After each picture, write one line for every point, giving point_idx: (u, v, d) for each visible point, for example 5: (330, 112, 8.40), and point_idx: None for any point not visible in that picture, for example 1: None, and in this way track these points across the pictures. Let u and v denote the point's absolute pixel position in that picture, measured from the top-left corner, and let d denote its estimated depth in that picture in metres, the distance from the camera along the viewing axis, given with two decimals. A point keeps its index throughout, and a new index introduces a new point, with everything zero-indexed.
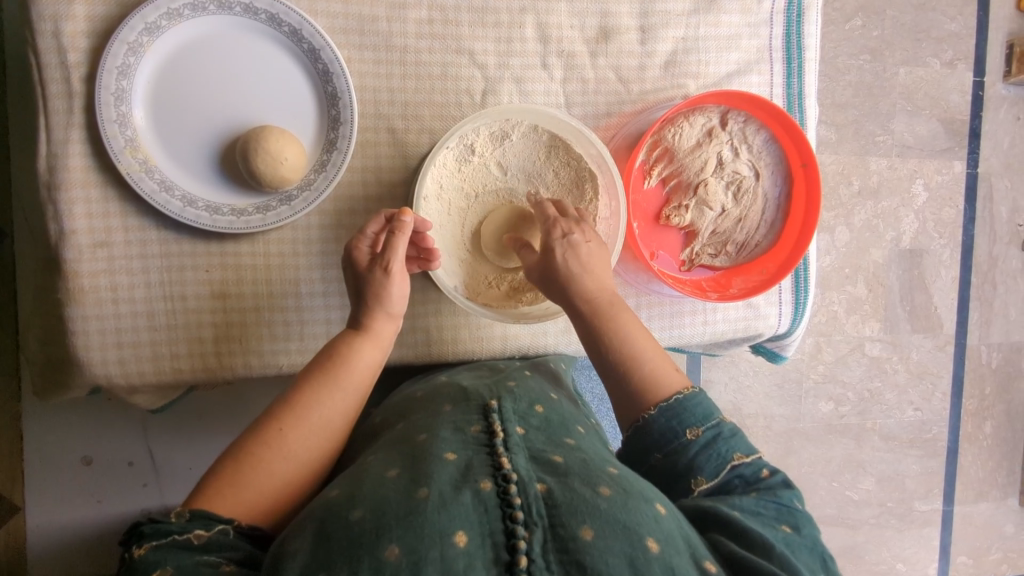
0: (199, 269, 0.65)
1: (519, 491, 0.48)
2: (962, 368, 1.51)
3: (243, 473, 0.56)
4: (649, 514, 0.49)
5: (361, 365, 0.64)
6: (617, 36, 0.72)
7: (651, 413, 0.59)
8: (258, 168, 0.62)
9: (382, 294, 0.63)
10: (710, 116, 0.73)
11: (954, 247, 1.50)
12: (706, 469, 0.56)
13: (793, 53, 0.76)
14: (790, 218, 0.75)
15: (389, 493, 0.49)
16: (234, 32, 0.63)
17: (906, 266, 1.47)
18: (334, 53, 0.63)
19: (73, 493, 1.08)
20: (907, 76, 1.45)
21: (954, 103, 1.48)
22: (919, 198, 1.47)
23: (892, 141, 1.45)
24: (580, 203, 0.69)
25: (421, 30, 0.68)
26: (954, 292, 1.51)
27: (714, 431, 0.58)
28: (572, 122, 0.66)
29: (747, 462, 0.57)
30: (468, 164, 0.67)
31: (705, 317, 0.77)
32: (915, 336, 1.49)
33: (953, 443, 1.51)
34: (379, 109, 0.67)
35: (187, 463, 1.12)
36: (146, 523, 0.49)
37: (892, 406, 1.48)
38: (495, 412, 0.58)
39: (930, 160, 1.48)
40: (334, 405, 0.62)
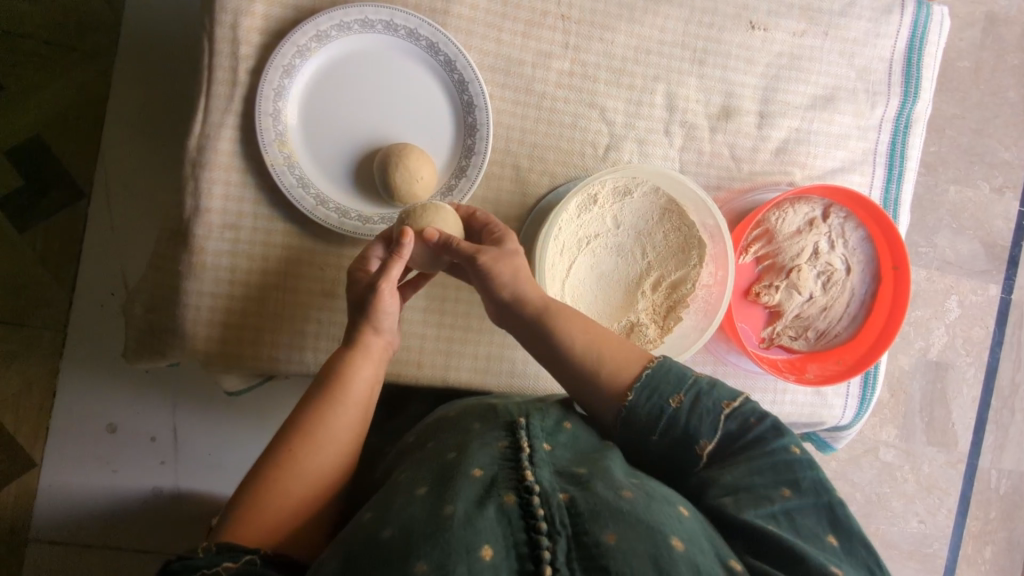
0: (316, 266, 0.68)
1: (542, 502, 0.50)
2: (969, 489, 1.51)
3: (263, 499, 0.57)
4: (672, 516, 0.51)
5: (359, 379, 0.64)
6: (737, 117, 0.76)
7: (631, 399, 0.61)
8: (394, 181, 0.65)
9: (376, 320, 0.63)
10: (812, 206, 0.76)
11: (979, 366, 1.52)
12: (704, 431, 0.59)
13: (896, 161, 0.80)
14: (874, 314, 0.77)
15: (415, 509, 0.50)
16: (392, 51, 0.67)
17: (930, 376, 1.50)
18: (481, 88, 0.67)
19: (89, 458, 1.08)
20: (956, 194, 1.51)
21: (997, 228, 1.53)
22: (951, 312, 1.50)
23: (934, 255, 1.50)
24: (683, 267, 0.70)
25: (560, 81, 0.71)
26: (972, 412, 1.52)
27: (694, 391, 0.61)
28: (699, 193, 0.69)
29: (733, 412, 0.60)
30: (588, 213, 0.68)
31: (775, 396, 0.78)
32: (929, 448, 1.50)
33: (951, 562, 1.50)
34: (509, 145, 0.71)
35: (208, 448, 1.12)
36: (174, 559, 0.49)
37: (897, 514, 1.48)
38: (522, 429, 0.58)
39: (967, 279, 1.51)
40: (339, 420, 0.63)
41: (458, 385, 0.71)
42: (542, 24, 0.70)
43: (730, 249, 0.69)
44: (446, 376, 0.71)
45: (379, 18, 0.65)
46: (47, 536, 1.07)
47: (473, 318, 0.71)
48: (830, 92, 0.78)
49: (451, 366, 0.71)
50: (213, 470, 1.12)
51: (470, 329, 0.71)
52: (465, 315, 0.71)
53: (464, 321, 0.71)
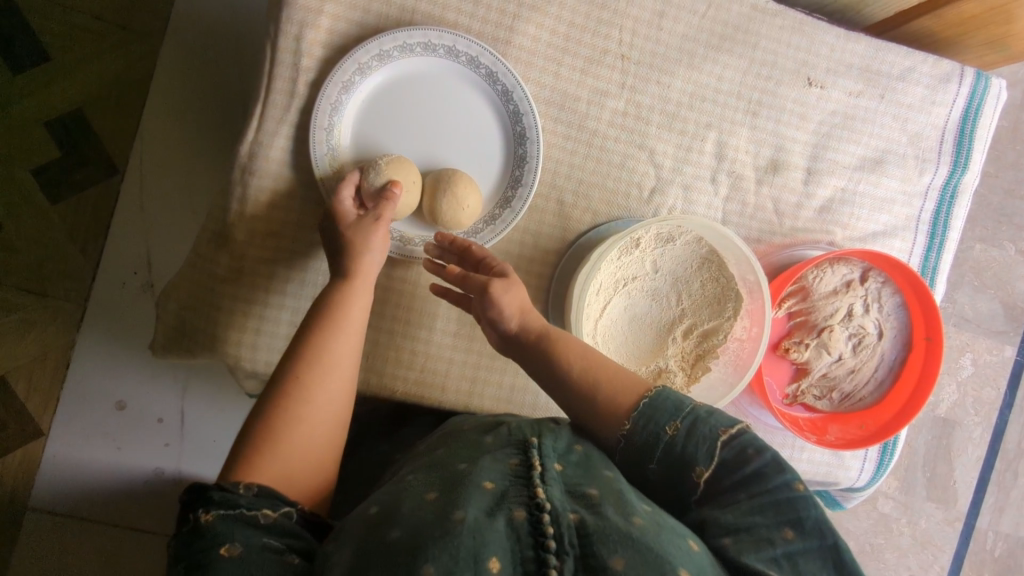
0: None
1: (553, 521, 0.49)
2: (965, 548, 1.50)
3: (269, 444, 0.57)
4: (680, 547, 0.49)
5: (353, 310, 0.62)
6: (784, 171, 0.76)
7: (628, 427, 0.59)
8: (439, 206, 0.65)
9: (363, 242, 0.62)
10: (851, 266, 0.75)
11: (986, 427, 1.51)
12: (700, 458, 0.56)
13: (938, 231, 0.80)
14: (901, 382, 0.76)
15: (424, 517, 0.49)
16: (450, 76, 0.67)
17: (936, 432, 1.49)
18: (535, 121, 0.67)
19: (95, 433, 1.09)
20: (981, 253, 1.51)
21: (1019, 289, 1.51)
22: (965, 370, 1.49)
23: (953, 311, 1.49)
24: (716, 318, 0.70)
25: (613, 120, 0.71)
26: (975, 471, 1.51)
27: (691, 419, 0.58)
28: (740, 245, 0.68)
29: (729, 441, 0.56)
30: (628, 257, 0.68)
31: (792, 453, 0.77)
32: (927, 503, 1.49)
33: None
34: (557, 179, 0.71)
35: (213, 436, 1.13)
36: (214, 490, 0.50)
37: (889, 566, 1.48)
38: (534, 447, 0.57)
39: (983, 339, 1.50)
40: (334, 353, 0.61)
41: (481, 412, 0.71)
42: (602, 62, 0.70)
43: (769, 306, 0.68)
44: (469, 401, 0.70)
45: (442, 42, 0.65)
46: (45, 505, 1.07)
47: None
48: (880, 155, 0.78)
49: (476, 392, 0.70)
50: (215, 458, 1.13)
51: (498, 357, 0.71)
52: None
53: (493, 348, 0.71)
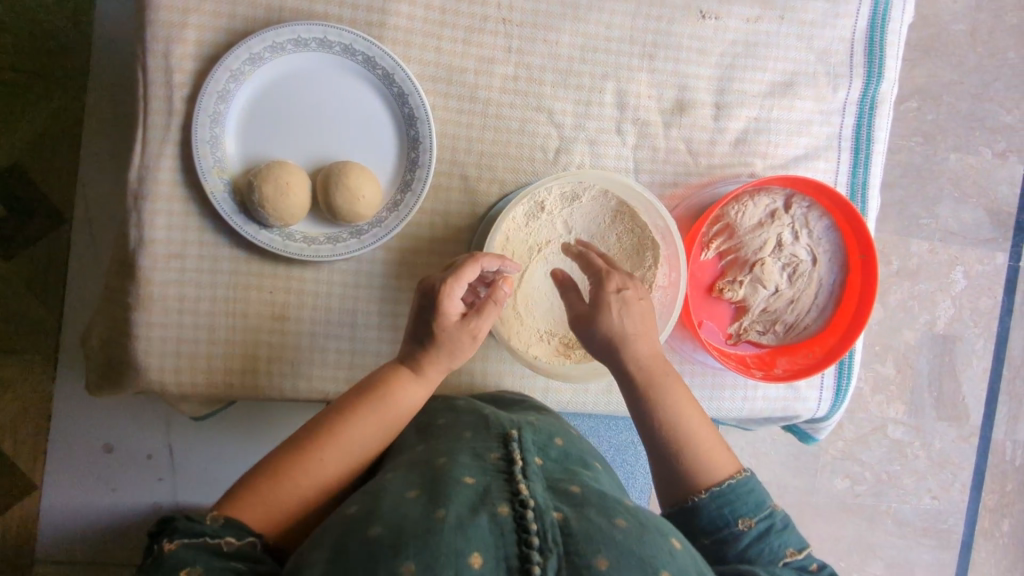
0: (264, 290, 0.67)
1: (536, 518, 0.49)
2: (984, 462, 1.48)
3: (275, 489, 0.56)
4: (664, 549, 0.51)
5: (405, 402, 0.63)
6: (691, 111, 0.74)
7: (701, 498, 0.61)
8: (334, 201, 0.64)
9: (456, 347, 0.62)
10: (772, 195, 0.74)
11: (988, 338, 1.48)
12: (762, 560, 0.57)
13: (862, 144, 0.78)
14: (842, 305, 0.75)
15: (405, 511, 0.50)
16: (328, 68, 0.66)
17: (938, 350, 1.46)
18: (421, 100, 0.66)
19: (89, 478, 1.09)
20: (957, 163, 1.47)
21: (1003, 194, 1.48)
22: (958, 284, 1.46)
23: (937, 226, 1.45)
24: (640, 268, 0.69)
25: (504, 86, 0.70)
26: (984, 383, 1.49)
27: (767, 522, 0.59)
28: (646, 195, 0.67)
29: (798, 558, 0.59)
30: (535, 222, 0.67)
31: (745, 393, 0.77)
32: (939, 423, 1.47)
33: (967, 537, 1.48)
34: (456, 155, 0.69)
35: (203, 463, 1.12)
36: (180, 519, 0.50)
37: (909, 491, 1.46)
38: (515, 441, 0.59)
39: (973, 249, 1.47)
40: (368, 435, 0.61)
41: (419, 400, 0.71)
42: (483, 29, 0.69)
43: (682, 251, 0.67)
44: None
45: (312, 36, 0.64)
46: (55, 554, 1.09)
47: None
48: (789, 78, 0.76)
49: None
50: (210, 485, 1.12)
51: None
52: None
53: None
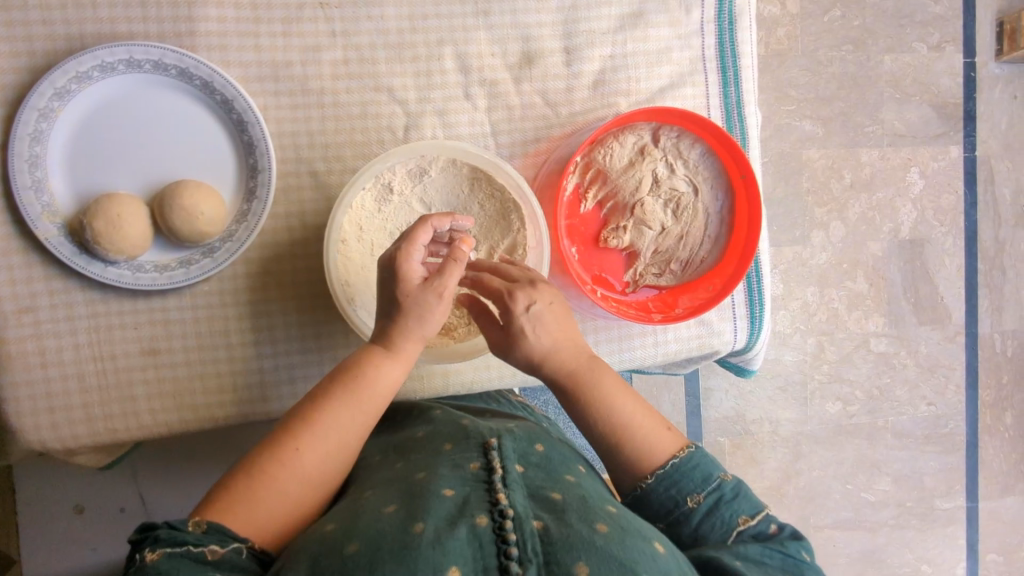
0: (128, 327, 0.65)
1: (515, 527, 0.50)
2: (975, 358, 1.46)
3: (257, 490, 0.55)
4: (646, 553, 0.51)
5: (384, 383, 0.60)
6: (540, 60, 0.71)
7: (648, 484, 0.60)
8: (174, 225, 0.61)
9: (421, 314, 0.58)
10: (639, 131, 0.71)
11: (956, 234, 1.44)
12: (712, 538, 0.58)
13: (728, 61, 0.74)
14: (733, 232, 0.73)
15: (382, 527, 0.51)
16: (144, 88, 0.62)
17: (907, 256, 1.42)
18: (247, 103, 0.63)
19: (67, 542, 1.08)
20: (893, 65, 1.39)
21: (945, 87, 1.41)
22: (916, 186, 1.41)
23: (883, 131, 1.39)
24: (509, 234, 0.67)
25: (335, 72, 0.66)
26: (961, 280, 1.45)
27: (716, 494, 0.59)
28: (490, 157, 0.64)
29: (754, 520, 0.59)
30: (388, 205, 0.64)
31: (657, 338, 0.75)
32: (921, 329, 1.44)
33: (972, 436, 1.47)
34: (299, 153, 0.67)
35: (177, 506, 1.10)
36: (163, 529, 0.50)
37: (904, 402, 1.44)
38: (494, 449, 0.59)
39: (924, 148, 1.41)
40: (351, 424, 0.59)
41: None
42: (301, 17, 0.65)
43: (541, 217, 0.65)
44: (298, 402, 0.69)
45: (117, 57, 0.60)
46: None
47: (309, 339, 0.69)
48: (638, 7, 0.72)
49: (300, 391, 0.69)
50: None
51: (309, 348, 0.69)
52: (301, 336, 0.69)
53: (300, 344, 0.69)
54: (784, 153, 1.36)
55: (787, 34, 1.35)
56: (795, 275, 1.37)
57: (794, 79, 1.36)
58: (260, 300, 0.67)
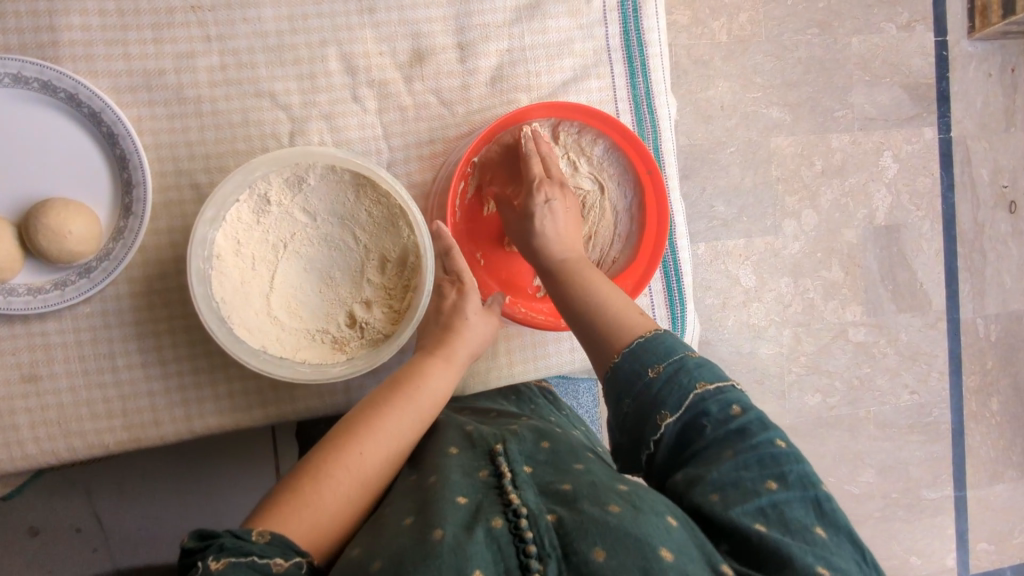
0: (5, 352, 0.62)
1: (531, 524, 0.48)
2: (958, 345, 1.38)
3: (321, 493, 0.55)
4: (661, 526, 0.48)
5: (435, 388, 0.64)
6: (432, 58, 0.68)
7: (617, 360, 0.59)
8: (42, 246, 0.58)
9: (482, 334, 0.67)
10: (536, 127, 0.68)
11: (934, 218, 1.35)
12: (670, 403, 0.55)
13: (635, 51, 0.72)
14: (643, 229, 0.71)
15: (403, 542, 0.48)
16: (6, 104, 0.59)
17: (883, 243, 1.34)
18: (116, 114, 0.60)
19: (16, 567, 0.95)
20: (861, 46, 1.29)
21: (916, 68, 1.32)
22: (889, 169, 1.33)
23: (854, 115, 1.30)
24: (399, 241, 0.64)
25: (212, 79, 0.64)
26: (939, 265, 1.36)
27: (676, 365, 0.57)
28: (362, 162, 0.61)
29: (714, 395, 0.56)
30: (267, 216, 0.61)
31: (573, 344, 0.74)
32: (901, 316, 1.35)
33: (957, 423, 1.38)
34: (179, 165, 0.64)
35: (136, 523, 0.98)
36: (226, 536, 0.48)
37: (885, 391, 1.35)
38: (501, 454, 0.57)
39: (897, 130, 1.32)
40: (407, 426, 0.61)
41: (211, 430, 0.67)
42: (173, 23, 0.63)
43: (420, 225, 0.61)
44: (192, 424, 0.66)
45: None
46: None
47: (200, 359, 0.66)
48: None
49: (193, 414, 0.66)
50: (152, 542, 0.99)
51: (202, 368, 0.66)
52: (191, 357, 0.66)
53: (192, 364, 0.66)
54: (751, 142, 1.26)
55: (750, 20, 1.24)
56: (768, 266, 1.28)
57: (759, 65, 1.25)
58: (147, 318, 0.64)
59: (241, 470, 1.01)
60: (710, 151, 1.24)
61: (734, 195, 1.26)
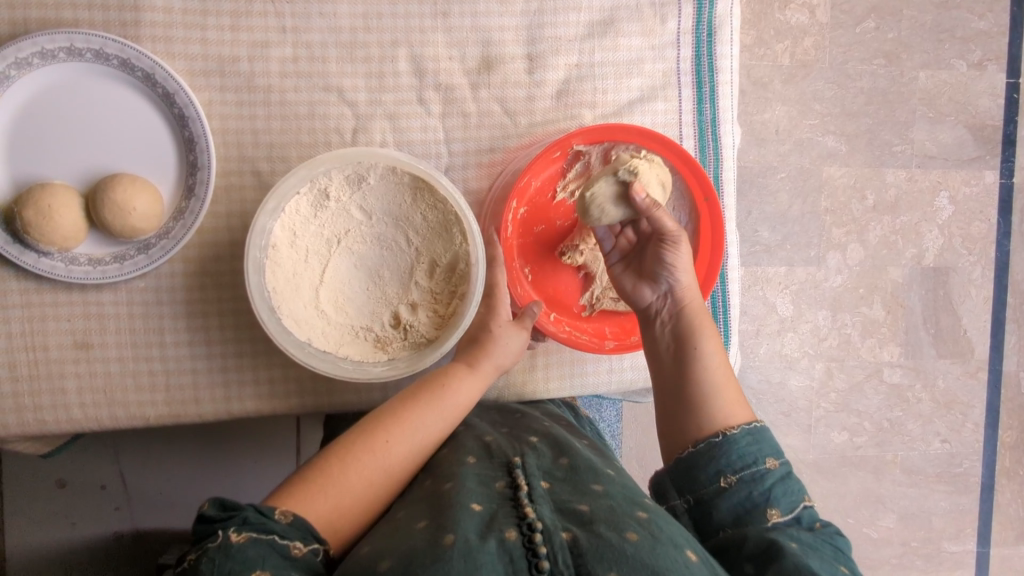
0: (61, 318, 0.63)
1: (545, 539, 0.47)
2: (997, 397, 1.33)
3: (333, 478, 0.55)
4: (680, 562, 0.46)
5: (462, 398, 0.63)
6: (500, 66, 0.68)
7: (732, 433, 0.58)
8: (106, 220, 0.60)
9: (510, 348, 0.65)
10: (586, 151, 0.69)
11: (985, 264, 1.30)
12: (780, 501, 0.56)
13: (704, 76, 0.71)
14: (697, 254, 0.70)
15: (415, 542, 0.47)
16: (86, 80, 0.61)
17: (929, 285, 1.29)
18: (188, 96, 0.61)
19: (46, 514, 0.98)
20: (928, 80, 1.25)
21: (983, 108, 1.27)
22: (944, 211, 1.28)
23: (913, 151, 1.26)
24: (451, 248, 0.64)
25: (284, 69, 0.65)
26: (987, 313, 1.31)
27: (788, 469, 0.58)
28: (421, 165, 0.61)
29: (814, 511, 0.56)
30: (325, 211, 0.62)
31: (611, 365, 0.74)
32: (941, 362, 1.31)
33: (988, 478, 1.34)
34: (243, 152, 0.65)
35: (159, 486, 1.00)
36: (251, 510, 0.48)
37: (916, 437, 1.31)
38: (519, 467, 0.56)
39: (956, 171, 1.28)
40: (431, 426, 0.61)
41: (248, 414, 0.68)
42: (250, 12, 0.64)
43: (474, 235, 0.61)
44: (229, 406, 0.67)
45: (57, 45, 0.59)
46: None
47: (244, 343, 0.67)
48: (608, 15, 0.69)
49: (232, 396, 0.67)
50: (174, 507, 1.01)
51: (245, 353, 0.67)
52: (236, 340, 0.67)
53: (237, 347, 0.67)
54: (802, 170, 1.23)
55: (814, 45, 1.21)
56: (806, 297, 1.25)
57: (819, 92, 1.22)
58: (198, 298, 0.65)
59: (266, 448, 1.02)
60: (760, 175, 1.22)
61: (780, 222, 1.24)
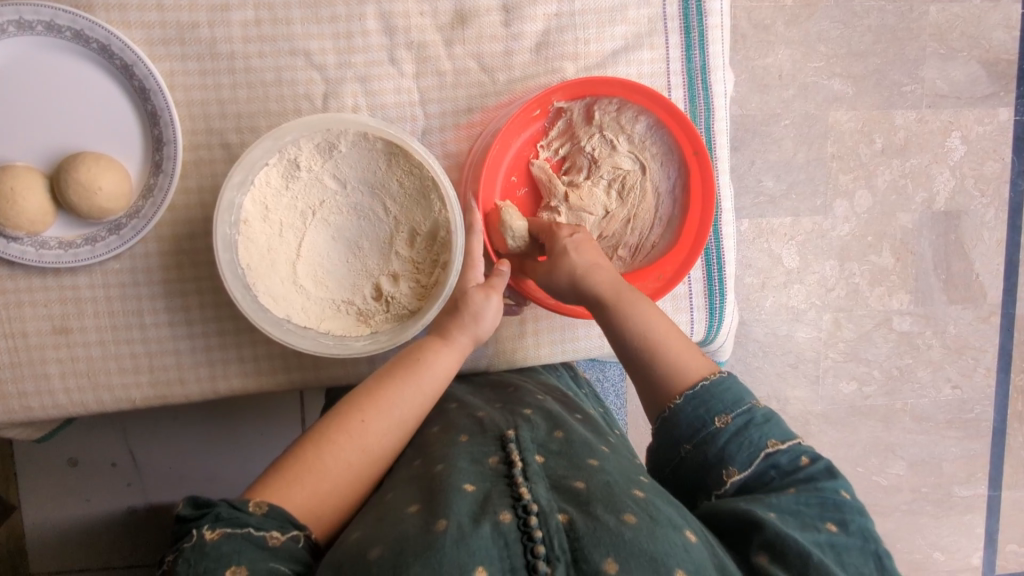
0: (38, 303, 0.62)
1: (541, 523, 0.45)
2: (1009, 341, 1.30)
3: (309, 465, 0.54)
4: (679, 544, 0.45)
5: (438, 372, 0.61)
6: (475, 20, 0.64)
7: (677, 403, 0.56)
8: (72, 202, 0.58)
9: (489, 312, 0.63)
10: (568, 107, 0.66)
11: (999, 206, 1.26)
12: (739, 459, 0.53)
13: (693, 21, 0.67)
14: (687, 211, 0.68)
15: (406, 528, 0.46)
16: (40, 54, 0.58)
17: (940, 230, 1.25)
18: (147, 68, 0.58)
19: (55, 495, 0.99)
20: (939, 15, 1.19)
21: (998, 41, 1.21)
22: (955, 152, 1.23)
23: (923, 90, 1.20)
24: (430, 215, 0.61)
25: (247, 34, 0.61)
26: (1000, 256, 1.27)
27: (746, 417, 0.54)
28: (388, 130, 0.58)
29: (783, 448, 0.54)
30: (297, 182, 0.60)
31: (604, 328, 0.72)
32: (952, 308, 1.28)
33: (999, 422, 1.32)
34: (210, 124, 0.62)
35: (164, 462, 1.01)
36: (224, 505, 0.47)
37: (926, 385, 1.29)
38: (512, 443, 0.55)
39: (969, 109, 1.22)
40: (408, 404, 0.59)
41: (235, 392, 0.67)
42: None
43: (451, 203, 0.59)
44: (215, 386, 0.66)
45: (6, 19, 0.56)
46: None
47: (226, 322, 0.65)
48: None
49: (218, 375, 0.66)
50: (181, 482, 1.02)
51: (228, 331, 0.65)
52: (217, 319, 0.65)
53: (219, 326, 0.65)
54: (807, 116, 1.18)
55: None
56: (813, 247, 1.22)
57: (824, 32, 1.16)
58: (175, 277, 0.64)
59: (267, 421, 1.02)
60: (763, 122, 1.17)
61: (784, 170, 1.19)
